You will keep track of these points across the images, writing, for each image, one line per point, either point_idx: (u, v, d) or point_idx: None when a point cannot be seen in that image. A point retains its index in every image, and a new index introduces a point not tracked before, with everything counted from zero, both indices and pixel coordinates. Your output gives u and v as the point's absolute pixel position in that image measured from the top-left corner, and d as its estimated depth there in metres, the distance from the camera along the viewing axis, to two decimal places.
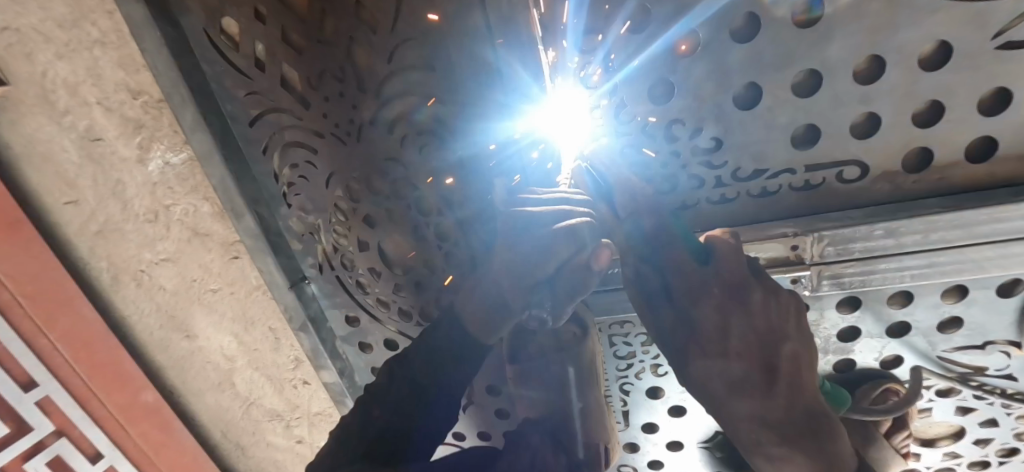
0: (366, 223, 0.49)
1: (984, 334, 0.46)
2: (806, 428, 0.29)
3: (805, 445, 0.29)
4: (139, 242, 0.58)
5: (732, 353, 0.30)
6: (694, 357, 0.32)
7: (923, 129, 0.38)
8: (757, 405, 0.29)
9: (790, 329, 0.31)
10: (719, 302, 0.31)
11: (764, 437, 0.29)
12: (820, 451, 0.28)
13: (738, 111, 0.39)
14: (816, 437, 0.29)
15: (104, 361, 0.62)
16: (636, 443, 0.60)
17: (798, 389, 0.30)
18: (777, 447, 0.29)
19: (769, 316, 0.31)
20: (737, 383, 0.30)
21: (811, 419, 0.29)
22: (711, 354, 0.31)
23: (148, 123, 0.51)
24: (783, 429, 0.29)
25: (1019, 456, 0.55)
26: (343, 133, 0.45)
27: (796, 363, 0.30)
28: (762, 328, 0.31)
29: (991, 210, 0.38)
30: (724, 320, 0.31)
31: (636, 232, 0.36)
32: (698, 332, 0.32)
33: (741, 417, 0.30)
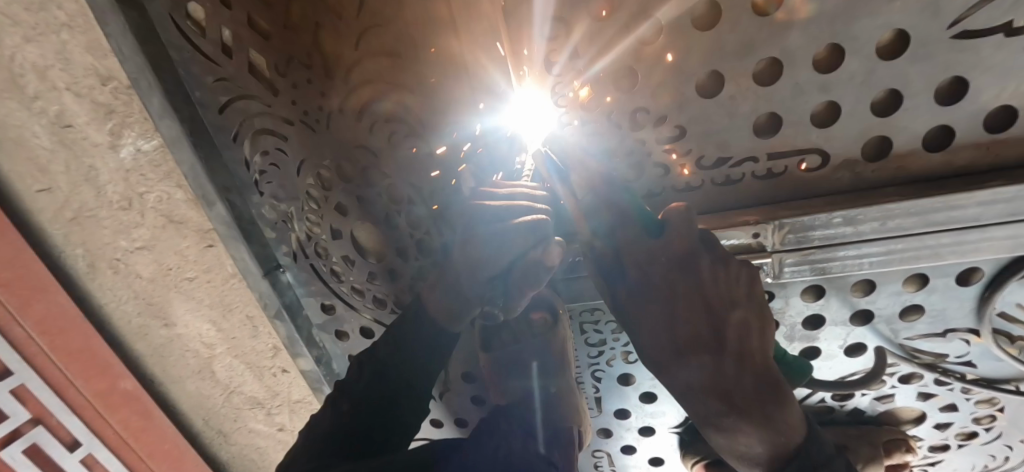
0: (339, 210, 0.50)
1: (945, 323, 0.47)
2: (753, 393, 0.35)
3: (751, 407, 0.35)
4: (114, 229, 0.58)
5: (681, 322, 0.37)
6: (647, 325, 0.38)
7: (880, 118, 0.39)
8: (704, 368, 0.36)
9: (738, 296, 0.37)
10: (669, 270, 0.38)
11: (711, 400, 0.36)
12: (766, 416, 0.35)
13: (701, 100, 0.40)
14: (761, 401, 0.35)
15: (80, 349, 0.62)
16: (610, 429, 0.60)
17: (745, 354, 0.36)
18: (723, 407, 0.36)
19: (717, 283, 0.37)
20: (688, 350, 0.37)
21: (758, 384, 0.35)
22: (663, 316, 0.38)
23: (119, 108, 0.51)
24: (731, 393, 0.35)
25: (978, 440, 0.57)
26: (312, 120, 0.45)
27: (744, 329, 0.37)
28: (711, 298, 0.37)
29: (945, 199, 0.39)
30: (674, 285, 0.38)
31: (597, 221, 0.40)
32: (654, 297, 0.38)
33: (692, 382, 0.37)
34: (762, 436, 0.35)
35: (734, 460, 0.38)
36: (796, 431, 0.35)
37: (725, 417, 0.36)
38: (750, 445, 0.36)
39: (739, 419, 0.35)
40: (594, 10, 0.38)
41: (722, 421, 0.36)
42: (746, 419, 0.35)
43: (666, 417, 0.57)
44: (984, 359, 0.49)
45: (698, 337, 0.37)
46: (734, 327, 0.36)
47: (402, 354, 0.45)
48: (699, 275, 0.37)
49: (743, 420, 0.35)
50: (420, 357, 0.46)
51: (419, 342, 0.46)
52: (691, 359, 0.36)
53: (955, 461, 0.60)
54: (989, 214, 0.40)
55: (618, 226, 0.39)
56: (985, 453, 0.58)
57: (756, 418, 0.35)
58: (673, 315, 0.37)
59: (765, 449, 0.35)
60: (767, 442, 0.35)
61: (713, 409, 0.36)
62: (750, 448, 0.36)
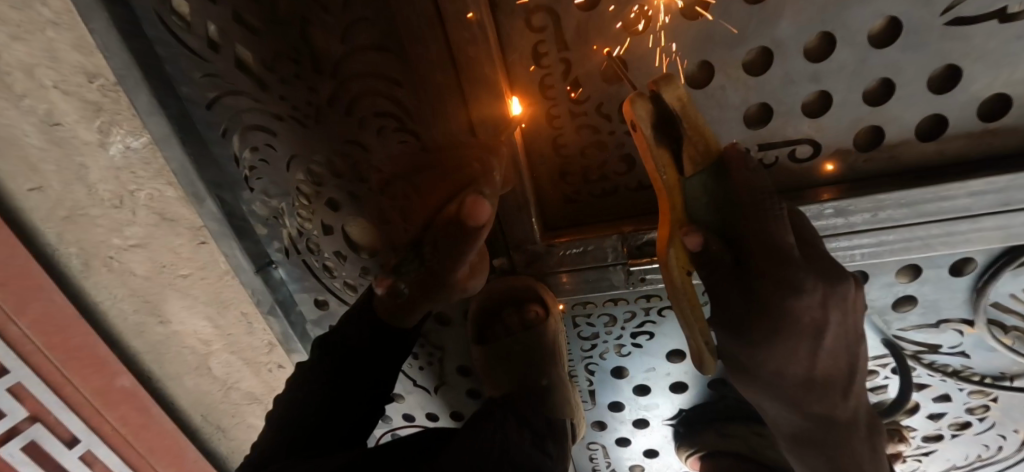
0: (330, 205, 0.50)
1: (937, 313, 0.48)
2: (851, 406, 0.39)
3: (850, 430, 0.40)
4: (108, 227, 0.58)
5: (826, 353, 0.37)
6: (786, 344, 0.36)
7: (873, 107, 0.38)
8: (832, 391, 0.38)
9: (860, 320, 0.38)
10: (825, 296, 0.35)
11: (814, 411, 0.39)
12: (851, 425, 0.40)
13: (691, 91, 0.40)
14: (852, 413, 0.40)
15: (76, 347, 0.62)
16: (604, 421, 0.60)
17: (847, 372, 0.39)
18: (830, 424, 0.40)
19: (852, 310, 0.37)
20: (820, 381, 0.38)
21: (853, 397, 0.40)
22: (803, 341, 0.36)
23: (107, 106, 0.51)
24: (834, 407, 0.39)
25: (971, 430, 0.57)
26: (302, 116, 0.45)
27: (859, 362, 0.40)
28: (850, 335, 0.38)
29: (936, 190, 0.39)
30: (823, 313, 0.35)
31: (710, 218, 0.37)
32: (797, 322, 0.35)
33: (810, 405, 0.39)
34: (842, 442, 0.40)
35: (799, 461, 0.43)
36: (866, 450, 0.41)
37: (818, 426, 0.40)
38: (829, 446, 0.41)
39: (835, 427, 0.40)
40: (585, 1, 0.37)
41: (827, 439, 0.40)
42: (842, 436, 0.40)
43: (660, 410, 0.58)
44: (977, 349, 0.49)
45: (832, 374, 0.38)
46: (854, 352, 0.38)
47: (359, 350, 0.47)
48: (848, 311, 0.37)
49: (849, 437, 0.40)
50: (378, 349, 0.47)
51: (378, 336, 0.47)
52: (818, 381, 0.38)
53: (949, 450, 0.60)
54: (981, 205, 0.39)
55: (759, 242, 0.34)
56: (978, 443, 0.58)
57: (846, 427, 0.40)
58: (815, 345, 0.36)
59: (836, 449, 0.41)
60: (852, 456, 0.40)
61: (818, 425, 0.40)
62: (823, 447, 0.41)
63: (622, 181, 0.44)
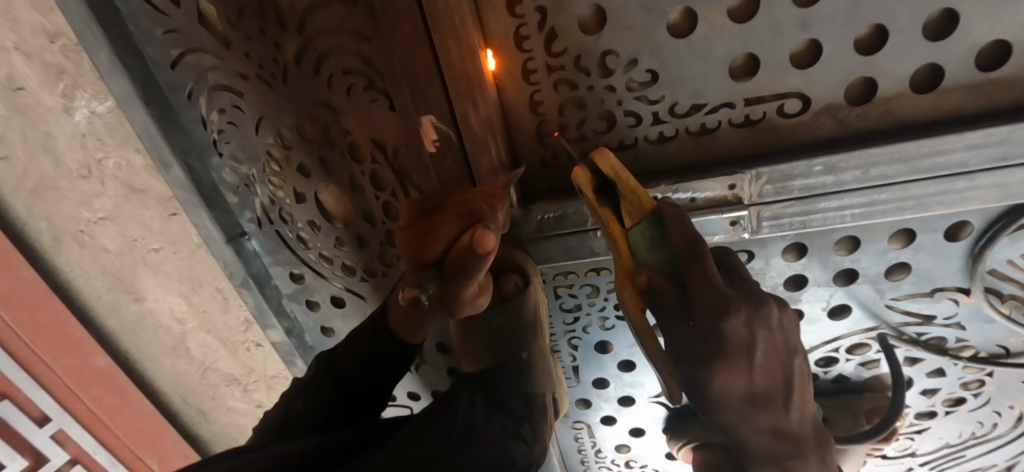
0: (301, 171, 0.48)
1: (931, 281, 0.46)
2: (808, 432, 0.36)
3: (809, 448, 0.35)
4: (76, 200, 0.56)
5: (761, 372, 0.34)
6: (725, 372, 0.33)
7: (865, 57, 0.36)
8: (784, 417, 0.35)
9: (796, 344, 0.37)
10: (748, 319, 0.33)
11: (777, 441, 0.35)
12: (820, 455, 0.35)
13: (672, 41, 0.37)
14: (813, 441, 0.36)
15: (48, 324, 0.60)
16: (589, 400, 0.58)
17: (800, 402, 0.36)
18: (788, 445, 0.35)
19: (783, 334, 0.36)
20: (763, 400, 0.34)
21: (811, 427, 0.36)
22: (741, 369, 0.33)
23: (69, 69, 0.49)
24: (793, 435, 0.35)
25: (966, 407, 0.55)
26: (268, 74, 0.43)
27: (802, 376, 0.36)
28: (783, 349, 0.35)
29: (931, 143, 0.37)
30: (752, 335, 0.33)
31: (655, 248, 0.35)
32: (733, 348, 0.33)
33: (758, 427, 0.35)
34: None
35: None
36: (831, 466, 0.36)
37: (791, 459, 0.35)
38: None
39: (801, 458, 0.35)
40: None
41: (785, 460, 0.35)
42: (803, 455, 0.35)
43: (646, 387, 0.56)
44: (973, 321, 0.47)
45: (776, 389, 0.35)
46: (797, 378, 0.36)
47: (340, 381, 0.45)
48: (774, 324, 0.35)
49: (805, 457, 0.35)
50: (361, 377, 0.45)
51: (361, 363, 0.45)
52: (767, 407, 0.34)
53: (941, 429, 0.58)
54: (978, 160, 0.37)
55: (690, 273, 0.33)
56: (972, 421, 0.56)
57: (815, 456, 0.35)
58: (752, 366, 0.34)
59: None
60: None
61: (773, 447, 0.35)
62: None
63: (602, 141, 0.42)
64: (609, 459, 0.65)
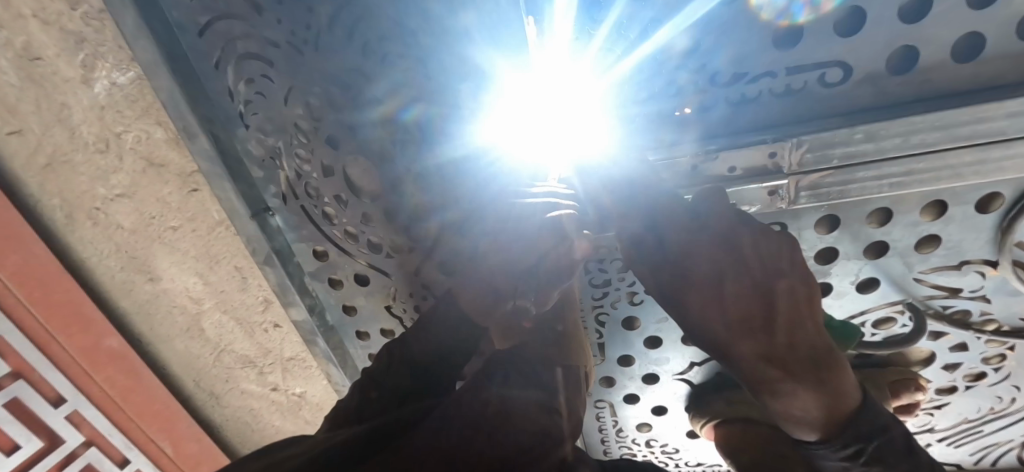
0: (330, 143, 0.47)
1: (960, 255, 0.46)
2: (806, 356, 0.31)
3: (806, 374, 0.30)
4: (91, 175, 0.55)
5: (730, 298, 0.33)
6: (697, 300, 0.34)
7: (909, 26, 0.36)
8: (768, 338, 0.31)
9: (783, 267, 0.33)
10: (711, 249, 0.34)
11: (768, 368, 0.31)
12: (820, 380, 0.30)
13: (716, 7, 0.37)
14: (814, 365, 0.30)
15: (62, 301, 0.59)
16: (613, 378, 0.58)
17: (796, 326, 0.32)
18: (778, 373, 0.31)
19: (760, 256, 0.33)
20: (737, 326, 0.32)
21: (812, 349, 0.31)
22: (709, 298, 0.33)
23: (90, 37, 0.47)
24: (784, 357, 0.31)
25: (985, 381, 0.55)
26: (300, 41, 0.43)
27: (794, 300, 0.32)
28: (757, 271, 0.33)
29: (971, 110, 0.37)
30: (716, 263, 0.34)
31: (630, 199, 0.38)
32: (695, 279, 0.34)
33: (739, 354, 0.32)
34: (821, 403, 0.30)
35: (792, 428, 0.33)
36: (849, 396, 0.30)
37: (781, 384, 0.31)
38: (805, 410, 0.31)
39: (796, 385, 0.30)
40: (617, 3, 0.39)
41: (776, 386, 0.31)
42: (800, 382, 0.30)
43: (672, 363, 0.56)
44: (998, 293, 0.48)
45: (751, 312, 0.32)
46: (785, 300, 0.32)
47: (404, 375, 0.43)
48: (744, 246, 0.34)
49: (800, 386, 0.30)
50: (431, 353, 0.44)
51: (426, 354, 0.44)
52: (745, 333, 0.32)
53: (960, 405, 0.58)
54: (1017, 127, 0.38)
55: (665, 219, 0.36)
56: (992, 395, 0.57)
57: (812, 385, 0.30)
58: (720, 292, 0.33)
59: (821, 414, 0.31)
60: (824, 408, 0.30)
61: (764, 374, 0.32)
62: (805, 414, 0.31)
63: (640, 110, 0.42)
64: (630, 438, 0.65)
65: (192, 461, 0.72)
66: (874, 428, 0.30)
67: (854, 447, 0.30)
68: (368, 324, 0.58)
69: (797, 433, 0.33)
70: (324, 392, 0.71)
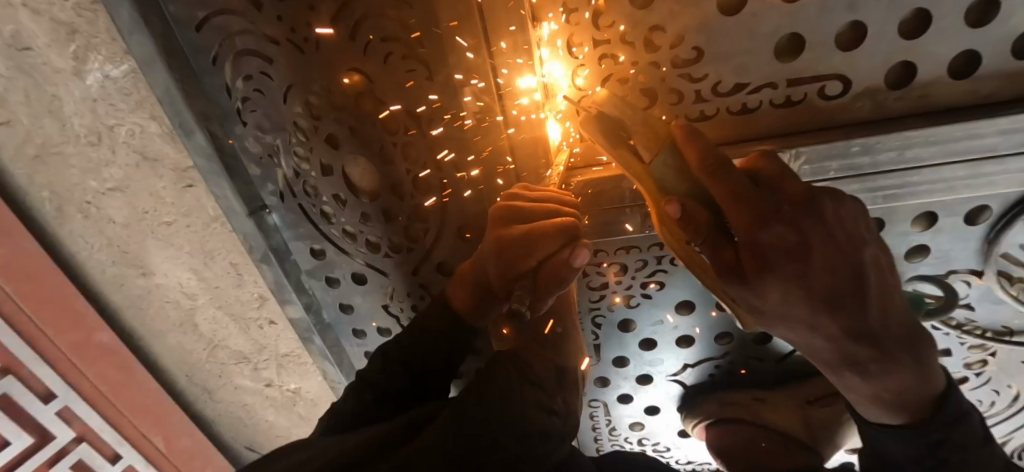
0: (330, 143, 0.47)
1: (947, 264, 0.46)
2: (900, 335, 0.33)
3: (901, 352, 0.33)
4: (83, 168, 0.54)
5: (818, 277, 0.31)
6: (779, 280, 0.31)
7: (907, 41, 0.36)
8: (869, 320, 0.32)
9: (866, 236, 0.33)
10: (794, 218, 0.31)
11: (863, 348, 0.32)
12: (916, 360, 0.33)
13: (722, 19, 0.37)
14: (911, 347, 0.33)
15: (51, 297, 0.59)
16: (607, 378, 0.59)
17: (887, 303, 0.32)
18: (873, 353, 0.32)
19: (842, 224, 0.32)
20: (830, 303, 0.31)
21: (903, 327, 0.33)
22: (791, 273, 0.31)
23: (82, 28, 0.46)
24: (880, 338, 0.32)
25: (967, 386, 0.57)
26: (301, 39, 0.43)
27: (879, 270, 0.32)
28: (844, 244, 0.31)
29: (967, 127, 0.38)
30: (801, 236, 0.31)
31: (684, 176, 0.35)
32: (772, 252, 0.31)
33: (829, 335, 0.33)
34: (909, 379, 0.33)
35: (873, 409, 0.36)
36: (935, 379, 0.34)
37: (872, 364, 0.33)
38: (893, 387, 0.34)
39: (892, 366, 0.33)
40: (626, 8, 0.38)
41: (870, 369, 0.33)
42: (898, 364, 0.33)
43: (665, 365, 0.57)
44: (983, 302, 0.48)
45: (855, 294, 0.31)
46: (875, 274, 0.32)
47: (399, 376, 0.44)
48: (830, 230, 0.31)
49: (897, 368, 0.33)
50: (429, 356, 0.45)
51: (422, 356, 0.45)
52: (834, 312, 0.31)
53: None
54: (1008, 144, 0.39)
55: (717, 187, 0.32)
56: (972, 399, 0.58)
57: (911, 366, 0.33)
58: (806, 269, 0.31)
59: (907, 390, 0.34)
60: (915, 388, 0.34)
61: (858, 355, 0.33)
62: (893, 391, 0.34)
63: None
64: (622, 437, 0.66)
65: (184, 456, 0.71)
66: (959, 415, 0.34)
67: (939, 433, 0.34)
68: (365, 323, 0.58)
69: (880, 413, 0.36)
70: (319, 388, 0.71)
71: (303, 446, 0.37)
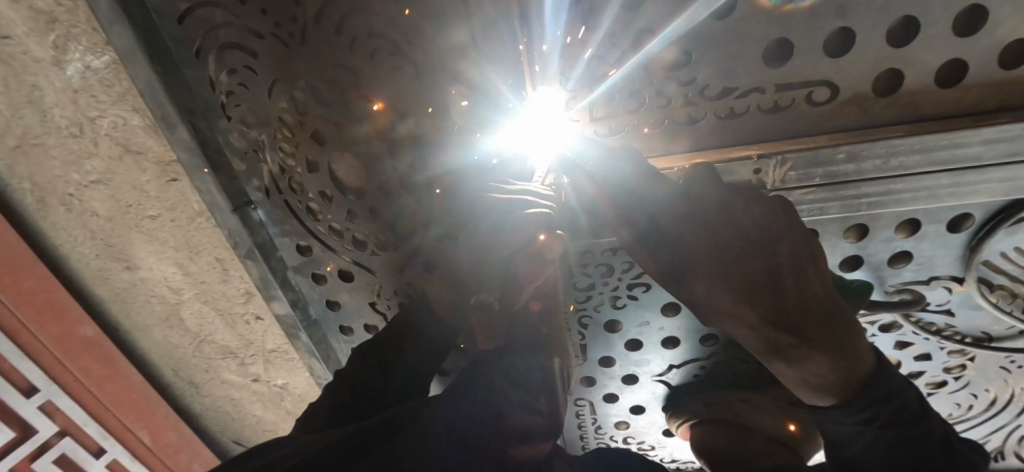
0: (315, 139, 0.46)
1: (930, 271, 0.47)
2: (821, 322, 0.33)
3: (823, 340, 0.32)
4: (64, 161, 0.53)
5: (736, 272, 0.34)
6: (704, 280, 0.35)
7: (896, 50, 0.36)
8: (784, 306, 0.33)
9: (782, 228, 0.34)
10: (707, 219, 0.35)
11: (781, 335, 0.33)
12: (837, 345, 0.32)
13: (711, 23, 0.37)
14: (832, 332, 0.32)
15: (31, 289, 0.58)
16: (594, 378, 0.59)
17: (805, 290, 0.33)
18: (793, 340, 0.33)
19: (757, 220, 0.34)
20: (747, 294, 0.33)
21: (824, 313, 0.33)
22: (713, 276, 0.34)
23: (61, 17, 0.45)
24: (799, 325, 0.32)
25: (946, 389, 0.57)
26: (285, 34, 0.42)
27: (798, 262, 0.33)
28: (759, 238, 0.34)
29: (951, 136, 0.38)
30: (713, 236, 0.35)
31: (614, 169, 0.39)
32: (692, 255, 0.35)
33: (752, 325, 0.34)
34: (836, 366, 0.32)
35: (804, 392, 0.35)
36: (864, 364, 0.32)
37: (795, 350, 0.33)
38: (821, 375, 0.33)
39: (811, 350, 0.33)
40: (615, 8, 0.38)
41: (791, 355, 0.34)
42: (814, 346, 0.32)
43: (650, 365, 0.57)
44: (963, 308, 0.49)
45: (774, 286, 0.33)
46: (788, 262, 0.33)
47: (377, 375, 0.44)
48: (737, 218, 0.35)
49: (815, 350, 0.32)
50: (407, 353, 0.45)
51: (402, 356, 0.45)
52: (751, 304, 0.33)
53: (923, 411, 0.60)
54: (991, 154, 0.39)
55: (648, 189, 0.37)
56: (952, 402, 0.58)
57: (829, 348, 0.32)
58: (726, 268, 0.34)
59: (838, 378, 0.33)
60: (841, 373, 0.32)
61: (779, 341, 0.33)
62: (822, 379, 0.33)
63: (631, 119, 0.42)
64: (608, 435, 0.67)
65: (170, 450, 0.72)
66: (890, 393, 0.32)
67: (868, 412, 0.32)
68: (352, 320, 0.58)
69: (811, 397, 0.35)
70: (306, 384, 0.71)
71: (285, 442, 0.36)
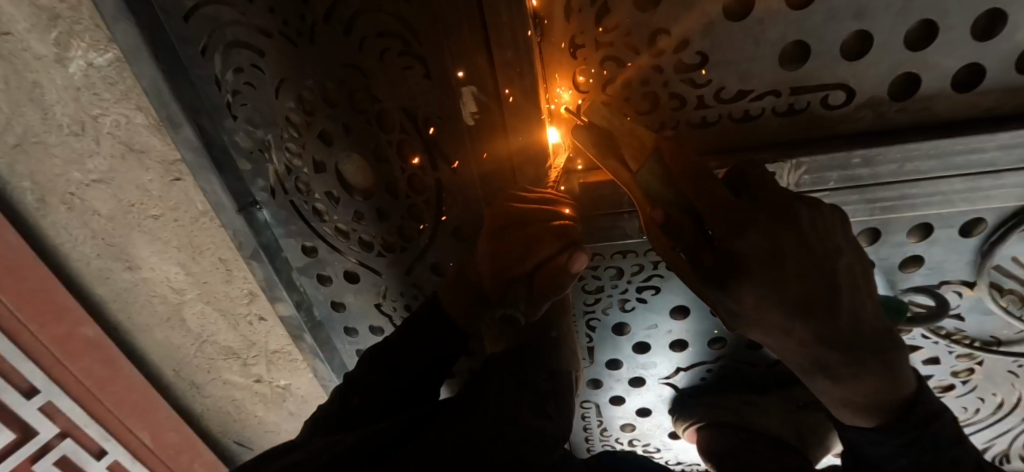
0: (322, 139, 0.46)
1: (941, 275, 0.46)
2: (869, 338, 0.32)
3: (875, 361, 0.32)
4: (65, 159, 0.52)
5: (794, 284, 0.32)
6: (754, 289, 0.33)
7: (913, 53, 0.36)
8: (837, 321, 0.32)
9: (840, 244, 0.34)
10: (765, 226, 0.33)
11: (833, 352, 0.32)
12: (888, 365, 0.32)
13: (727, 24, 0.37)
14: (884, 353, 0.32)
15: (32, 290, 0.57)
16: (600, 380, 0.59)
17: (857, 307, 0.32)
18: (843, 358, 0.32)
19: (815, 231, 0.33)
20: (800, 308, 0.32)
21: (874, 333, 0.32)
22: (768, 286, 0.32)
23: (64, 13, 0.45)
24: (847, 342, 0.32)
25: (954, 393, 0.57)
26: (293, 32, 0.41)
27: (853, 277, 0.33)
28: (819, 250, 0.32)
29: (969, 142, 0.38)
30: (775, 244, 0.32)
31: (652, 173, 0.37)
32: (746, 264, 0.33)
33: (801, 340, 0.33)
34: (883, 386, 0.32)
35: (844, 412, 0.35)
36: (907, 385, 0.32)
37: (842, 368, 0.32)
38: (866, 395, 0.33)
39: (862, 369, 0.32)
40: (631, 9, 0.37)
41: (839, 374, 0.33)
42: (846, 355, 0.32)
43: (658, 368, 0.57)
44: (973, 312, 0.49)
45: (805, 292, 0.32)
46: (846, 279, 0.32)
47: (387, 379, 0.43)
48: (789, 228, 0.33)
49: (866, 371, 0.32)
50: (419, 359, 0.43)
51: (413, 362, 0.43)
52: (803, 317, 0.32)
53: None
54: (1008, 159, 0.39)
55: (700, 197, 0.34)
56: (959, 406, 0.58)
57: (881, 368, 0.32)
58: (782, 277, 0.32)
59: (880, 397, 0.33)
60: (873, 383, 0.32)
61: (828, 358, 0.33)
62: (866, 398, 0.33)
63: (643, 121, 0.41)
64: (613, 437, 0.66)
65: (171, 450, 0.71)
66: (932, 416, 0.32)
67: (911, 435, 0.32)
68: (356, 321, 0.57)
69: (854, 417, 0.35)
70: (309, 385, 0.70)
71: (296, 447, 0.36)
